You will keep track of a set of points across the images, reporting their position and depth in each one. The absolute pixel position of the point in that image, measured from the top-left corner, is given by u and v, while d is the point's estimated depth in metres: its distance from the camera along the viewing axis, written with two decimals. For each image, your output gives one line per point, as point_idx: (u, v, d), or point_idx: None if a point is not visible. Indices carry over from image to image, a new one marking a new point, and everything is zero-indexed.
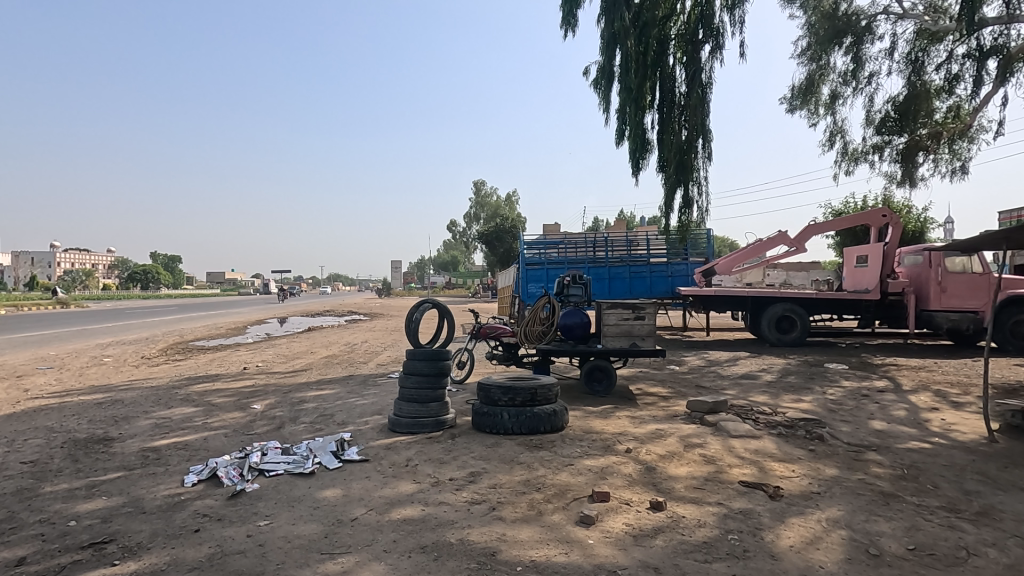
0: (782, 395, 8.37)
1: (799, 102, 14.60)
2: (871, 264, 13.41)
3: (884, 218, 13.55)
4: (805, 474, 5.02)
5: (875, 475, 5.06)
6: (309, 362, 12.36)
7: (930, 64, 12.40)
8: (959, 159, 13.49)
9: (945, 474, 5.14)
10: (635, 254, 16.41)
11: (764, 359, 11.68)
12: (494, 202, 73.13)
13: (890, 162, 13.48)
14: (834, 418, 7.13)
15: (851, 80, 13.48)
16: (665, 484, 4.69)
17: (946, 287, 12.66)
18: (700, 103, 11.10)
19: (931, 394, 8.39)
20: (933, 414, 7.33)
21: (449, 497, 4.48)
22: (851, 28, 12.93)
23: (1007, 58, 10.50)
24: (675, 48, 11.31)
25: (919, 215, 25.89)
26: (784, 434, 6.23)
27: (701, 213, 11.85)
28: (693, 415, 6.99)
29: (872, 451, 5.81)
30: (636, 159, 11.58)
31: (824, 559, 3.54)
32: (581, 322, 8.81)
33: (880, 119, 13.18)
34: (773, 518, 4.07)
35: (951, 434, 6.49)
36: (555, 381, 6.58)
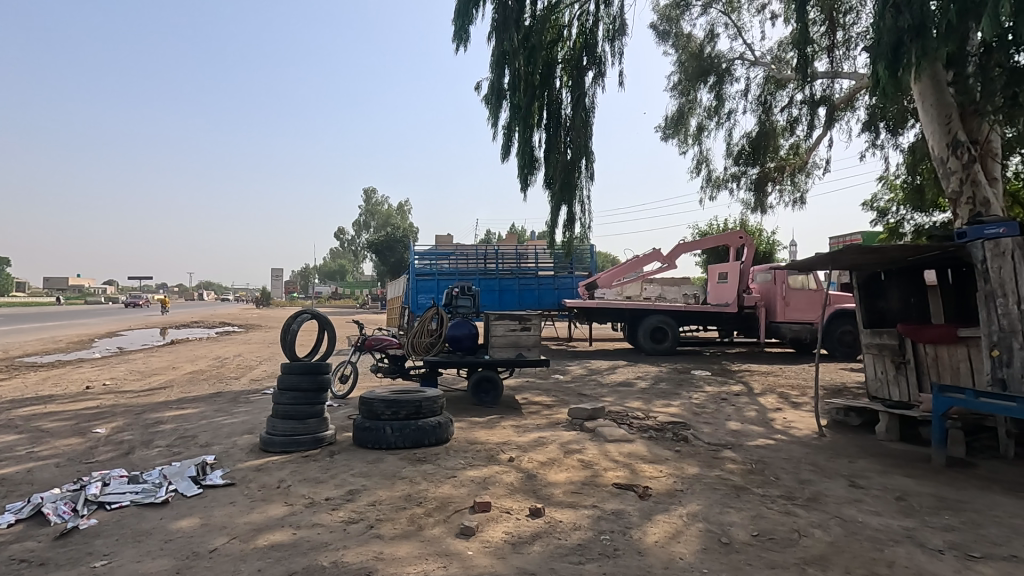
0: (653, 401, 9.03)
1: (671, 132, 15.93)
2: (730, 280, 14.90)
3: (740, 239, 15.13)
4: (670, 473, 5.44)
5: (728, 471, 5.61)
6: (169, 378, 11.17)
7: (776, 106, 14.13)
8: (799, 191, 15.47)
9: (784, 467, 5.82)
10: (524, 266, 16.88)
11: (639, 367, 12.50)
12: (385, 211, 71.43)
13: (746, 190, 15.20)
14: (697, 420, 7.83)
15: (714, 115, 15.02)
16: (544, 490, 4.84)
17: (789, 302, 14.42)
18: (584, 125, 11.72)
19: (776, 396, 9.52)
20: (777, 414, 8.31)
21: (324, 518, 4.25)
22: (713, 68, 14.43)
23: (831, 106, 12.31)
24: (562, 72, 11.92)
25: (769, 237, 29.46)
26: (654, 437, 6.71)
27: (584, 229, 12.46)
28: (574, 422, 7.30)
29: (727, 449, 6.45)
30: (525, 175, 11.92)
31: (684, 551, 3.83)
32: (469, 333, 8.80)
33: (738, 151, 14.75)
34: (641, 517, 4.35)
35: (790, 431, 7.41)
36: (440, 393, 6.50)
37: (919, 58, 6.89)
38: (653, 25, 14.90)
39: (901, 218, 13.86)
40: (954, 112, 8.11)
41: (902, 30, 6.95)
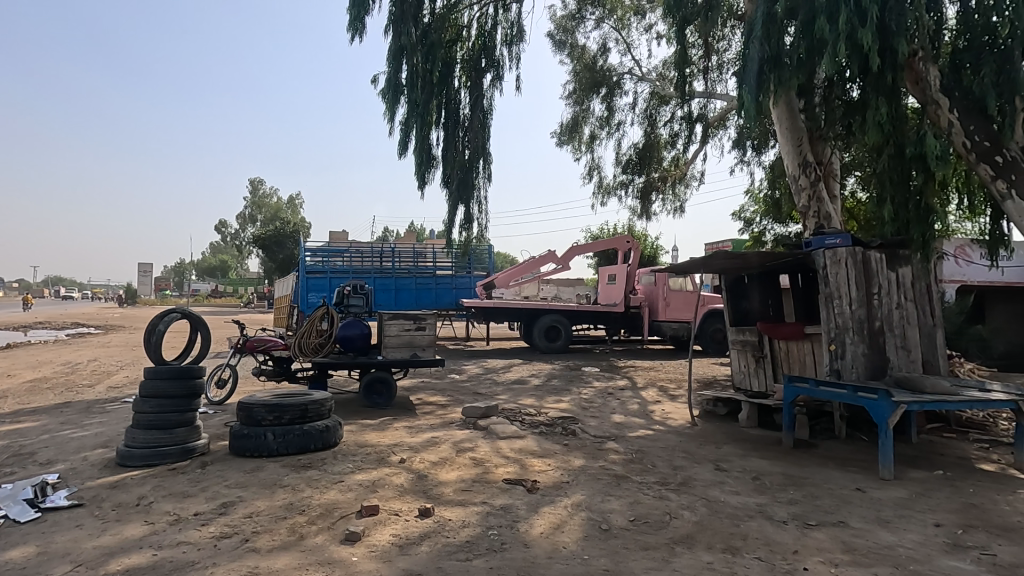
0: (545, 397, 9.34)
1: (566, 138, 16.52)
2: (618, 282, 15.81)
3: (628, 243, 16.08)
4: (557, 466, 5.66)
5: (611, 461, 5.95)
6: (2, 388, 9.64)
7: (660, 120, 15.19)
8: (679, 201, 16.75)
9: (660, 456, 6.27)
10: (422, 265, 16.67)
11: (533, 365, 12.87)
12: (274, 204, 67.06)
13: (633, 198, 16.20)
14: (585, 414, 8.22)
15: (605, 125, 15.83)
16: (435, 490, 4.82)
17: (669, 302, 15.58)
18: (481, 127, 11.83)
19: (656, 390, 10.25)
20: (656, 406, 8.96)
21: (191, 535, 3.91)
22: (605, 81, 15.23)
23: (707, 123, 13.49)
24: (460, 71, 11.93)
25: (653, 242, 31.71)
26: (544, 432, 6.95)
27: (481, 229, 12.57)
28: (467, 421, 7.35)
29: (611, 440, 6.84)
30: (422, 173, 11.78)
31: (567, 539, 4.01)
32: (361, 333, 8.52)
33: (626, 161, 15.68)
34: (528, 510, 4.48)
35: (667, 421, 8.02)
36: (328, 396, 6.23)
37: (776, 87, 7.77)
38: (549, 34, 15.42)
39: (764, 228, 15.50)
40: (804, 136, 9.25)
41: (763, 61, 7.81)
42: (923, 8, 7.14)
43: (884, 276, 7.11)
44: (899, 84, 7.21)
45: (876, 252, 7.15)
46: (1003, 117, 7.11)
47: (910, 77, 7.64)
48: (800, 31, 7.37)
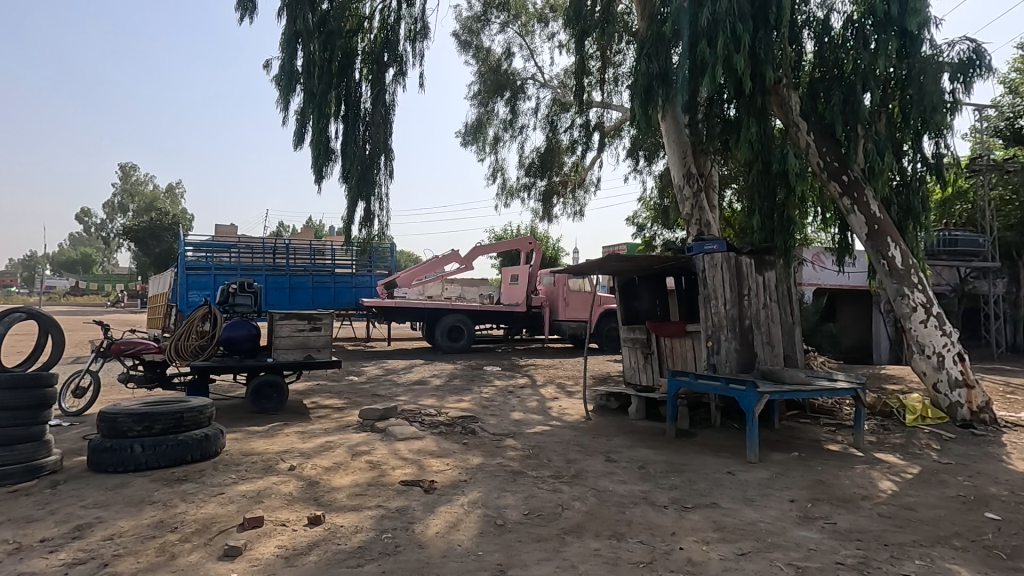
0: (446, 397, 9.32)
1: (470, 139, 16.56)
2: (520, 282, 16.13)
3: (530, 245, 16.44)
4: (455, 465, 5.67)
5: (509, 458, 6.07)
6: None
7: (561, 126, 15.69)
8: (579, 204, 17.42)
9: (555, 450, 6.50)
10: (319, 263, 15.90)
11: (435, 365, 12.78)
12: (150, 193, 60.77)
13: (535, 200, 16.64)
14: (485, 413, 8.30)
15: (509, 128, 16.09)
16: (326, 496, 4.64)
17: (568, 302, 16.15)
18: (383, 122, 11.52)
19: (554, 387, 10.60)
20: (554, 403, 9.26)
21: (36, 564, 3.45)
22: (509, 84, 15.48)
23: (603, 132, 14.15)
24: (362, 64, 11.61)
25: (554, 244, 32.74)
26: (443, 432, 6.93)
27: (382, 227, 12.28)
28: (364, 424, 7.14)
29: (509, 438, 6.97)
30: (319, 166, 11.27)
31: (462, 537, 4.03)
32: (249, 335, 7.96)
33: (529, 164, 16.05)
34: (424, 511, 4.45)
35: (563, 417, 8.32)
36: (209, 402, 5.77)
37: (663, 101, 8.35)
38: (454, 33, 15.39)
39: (654, 233, 16.61)
40: (688, 149, 10.01)
41: (651, 76, 8.35)
42: (786, 41, 8.02)
43: (753, 279, 7.88)
44: (766, 107, 8.02)
45: (747, 257, 7.88)
46: (848, 142, 8.17)
47: (776, 101, 8.51)
48: (684, 52, 7.97)
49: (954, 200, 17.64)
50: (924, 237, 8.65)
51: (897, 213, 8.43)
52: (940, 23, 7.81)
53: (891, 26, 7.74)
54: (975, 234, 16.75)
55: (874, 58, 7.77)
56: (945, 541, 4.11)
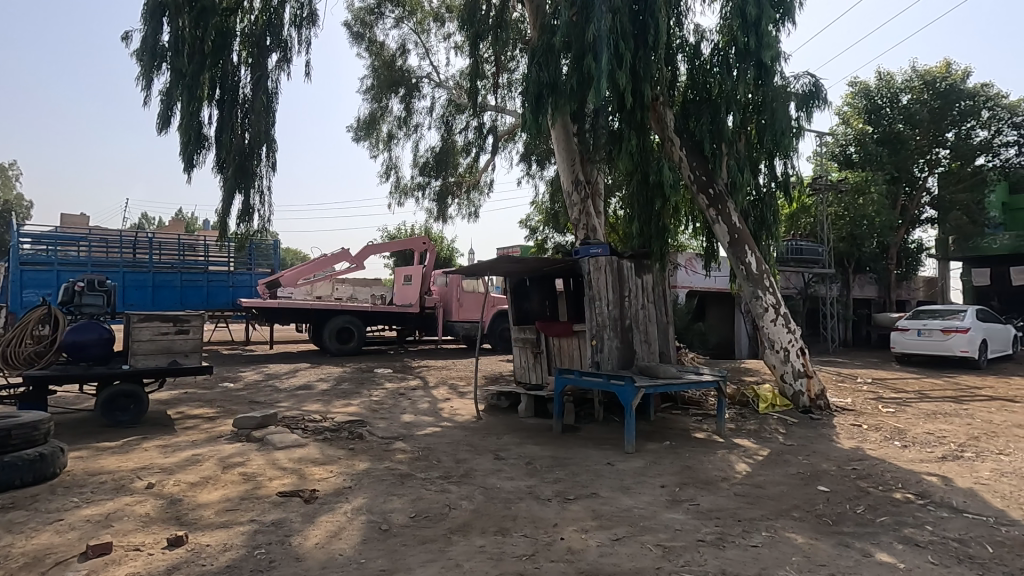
0: (333, 402, 8.93)
1: (362, 134, 16.01)
2: (414, 282, 15.90)
3: (424, 245, 16.22)
4: (340, 472, 5.45)
5: (397, 461, 5.96)
6: None
7: (456, 127, 15.67)
8: (474, 206, 17.54)
9: (445, 451, 6.49)
10: (189, 260, 14.55)
11: (322, 369, 12.20)
12: None
13: (430, 200, 16.51)
14: (373, 416, 8.07)
15: (403, 125, 15.79)
16: (191, 514, 4.25)
17: (462, 303, 16.18)
18: (265, 110, 10.72)
19: (446, 388, 10.57)
20: (445, 404, 9.24)
21: None
22: (403, 81, 15.21)
23: (497, 135, 14.37)
24: (240, 46, 10.77)
25: (449, 246, 32.66)
26: (328, 438, 6.64)
27: (263, 222, 11.48)
28: (239, 433, 6.64)
29: (398, 441, 6.84)
30: (189, 153, 10.29)
31: (343, 546, 3.89)
32: (100, 339, 7.00)
33: (423, 163, 15.87)
34: (303, 521, 4.24)
35: (454, 417, 8.33)
36: (45, 417, 5.03)
37: (552, 110, 8.71)
38: (346, 24, 14.81)
39: (546, 236, 17.20)
40: (576, 158, 10.48)
41: (542, 85, 8.68)
42: (663, 63, 8.69)
43: (633, 282, 8.43)
44: (645, 122, 8.64)
45: (629, 261, 8.40)
46: (714, 158, 9.01)
47: (654, 117, 9.24)
48: (572, 64, 8.36)
49: (800, 215, 20.21)
50: (776, 246, 9.77)
51: (753, 224, 9.45)
52: (789, 58, 8.87)
53: (750, 57, 8.51)
54: (815, 244, 19.28)
55: (736, 85, 8.65)
56: (786, 513, 4.69)
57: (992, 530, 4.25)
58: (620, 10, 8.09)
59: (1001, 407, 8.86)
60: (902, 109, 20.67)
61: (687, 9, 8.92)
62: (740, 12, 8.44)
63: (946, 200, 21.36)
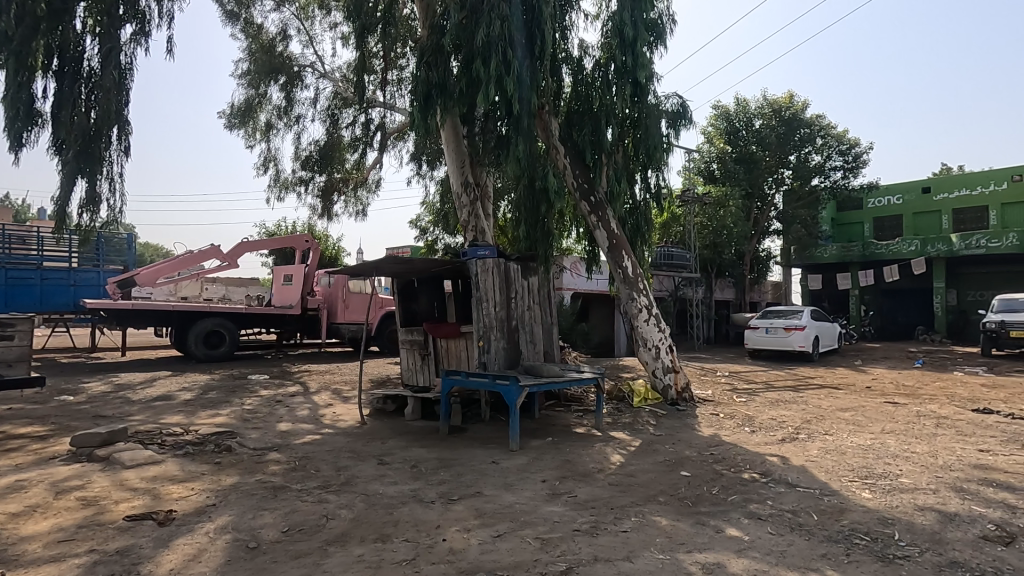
0: (197, 412, 8.14)
1: (236, 122, 14.78)
2: (294, 282, 14.99)
3: (306, 243, 15.32)
4: (202, 489, 4.99)
5: (270, 473, 5.58)
6: None
7: (343, 122, 15.03)
8: (361, 204, 16.95)
9: (324, 459, 6.19)
10: (17, 254, 12.57)
11: (186, 377, 11.09)
12: None
13: (313, 196, 15.69)
14: (245, 427, 7.49)
15: (284, 116, 14.84)
16: (10, 551, 3.64)
17: (347, 304, 15.52)
18: (116, 87, 9.45)
19: (329, 393, 10.09)
20: (327, 410, 8.82)
21: None
22: (284, 68, 14.30)
23: (385, 132, 14.01)
24: (86, 13, 9.48)
25: (334, 245, 31.23)
26: (190, 453, 6.05)
27: (112, 213, 10.13)
28: (79, 453, 5.82)
29: (272, 451, 6.41)
30: (16, 129, 8.85)
31: (203, 570, 3.56)
32: None
33: (306, 156, 15.03)
34: (155, 547, 3.82)
35: (336, 424, 7.98)
36: None
37: (441, 111, 8.69)
38: (218, 0, 13.59)
39: (436, 237, 17.09)
40: (466, 160, 10.51)
41: (431, 85, 8.64)
42: (549, 73, 9.02)
43: (519, 283, 8.64)
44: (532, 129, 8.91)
45: (515, 264, 8.60)
46: (595, 168, 9.54)
47: (541, 125, 9.57)
48: (462, 67, 8.41)
49: (672, 223, 22.00)
50: (649, 252, 10.55)
51: (629, 231, 10.13)
52: (661, 79, 9.62)
53: (627, 75, 9.11)
54: (684, 251, 21.10)
55: (614, 100, 9.22)
56: (653, 498, 5.08)
57: (817, 500, 4.93)
58: (509, 18, 8.25)
59: (828, 394, 10.31)
60: (755, 132, 23.30)
61: (572, 23, 9.34)
62: (618, 32, 8.99)
63: (789, 215, 24.41)
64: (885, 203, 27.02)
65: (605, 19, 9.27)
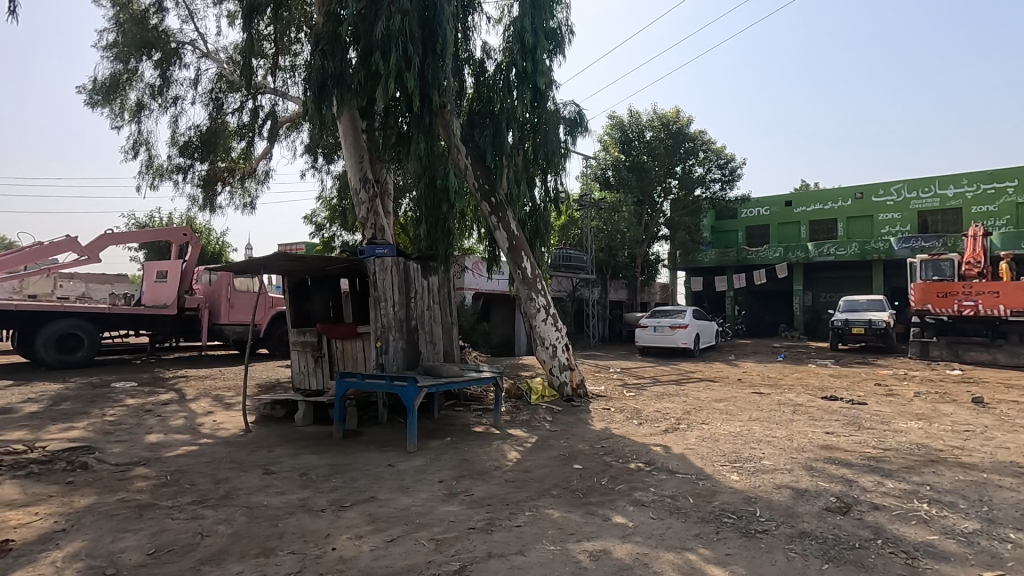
0: (46, 427, 7.15)
1: (99, 99, 13.15)
2: (170, 279, 13.64)
3: (185, 236, 13.97)
4: (49, 513, 4.39)
5: (135, 490, 5.04)
6: None
7: (228, 107, 13.91)
8: (249, 196, 15.82)
9: (202, 472, 5.70)
10: None
11: (32, 386, 9.68)
12: None
13: (193, 185, 14.38)
14: (106, 440, 6.69)
15: (158, 95, 13.45)
16: None
17: (232, 303, 14.38)
18: None
19: (209, 400, 9.30)
20: (206, 418, 8.13)
21: None
22: (159, 43, 12.96)
23: (275, 121, 13.17)
24: None
25: (217, 239, 28.82)
26: (35, 473, 5.29)
27: None
28: None
29: (139, 466, 5.79)
30: None
31: None
32: None
33: (184, 142, 13.74)
34: None
35: (216, 433, 7.37)
36: None
37: (338, 102, 8.36)
38: None
39: (333, 234, 16.38)
40: (365, 155, 10.16)
41: (327, 75, 8.28)
42: (450, 72, 8.99)
43: (419, 283, 8.52)
44: (433, 128, 8.82)
45: (415, 263, 8.47)
46: (496, 170, 9.65)
47: (442, 123, 9.52)
48: (360, 59, 8.14)
49: (570, 226, 22.85)
50: (547, 254, 10.86)
51: (529, 233, 10.36)
52: (559, 87, 9.96)
53: (528, 81, 9.33)
54: (581, 253, 22.00)
55: (515, 104, 9.41)
56: (547, 491, 5.25)
57: (693, 484, 5.37)
58: (410, 13, 8.10)
59: (706, 387, 11.26)
60: (646, 143, 24.87)
61: (474, 25, 9.40)
62: (519, 37, 9.19)
63: (675, 222, 26.29)
64: (755, 214, 30.00)
65: (506, 24, 9.43)
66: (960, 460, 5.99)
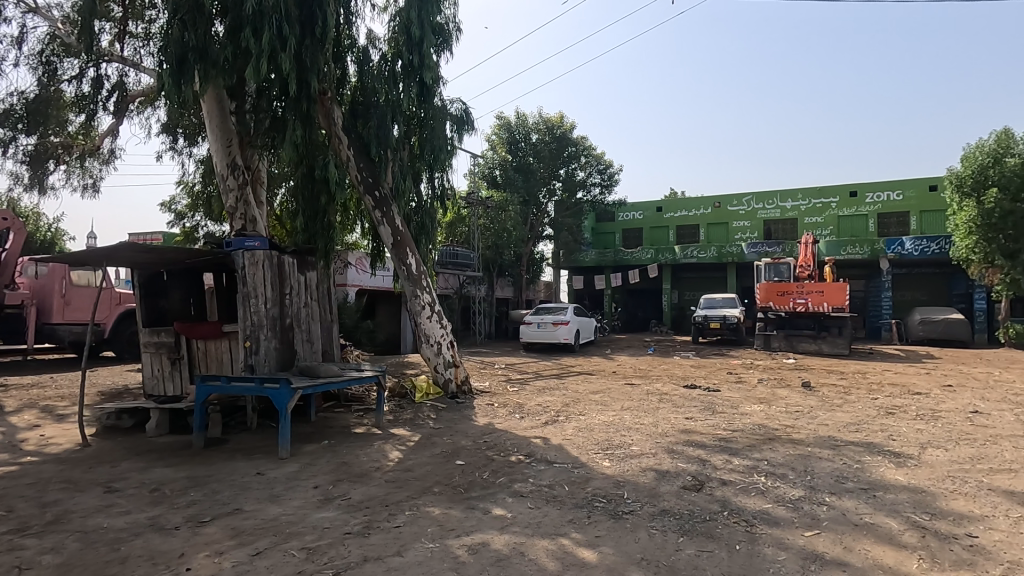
0: None
1: None
2: None
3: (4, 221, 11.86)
4: None
5: None
6: None
7: (63, 73, 12.04)
8: (90, 177, 13.85)
9: (24, 495, 4.91)
10: None
11: None
12: None
13: (16, 161, 12.28)
14: None
15: None
16: None
17: (69, 300, 12.51)
18: None
19: (36, 411, 8.02)
20: (32, 433, 7.01)
21: None
22: None
23: (123, 94, 11.62)
24: None
25: (49, 226, 24.89)
26: None
27: None
28: None
29: None
30: None
31: None
32: None
33: (4, 110, 11.69)
34: None
35: (45, 449, 6.39)
36: None
37: (201, 79, 7.59)
38: None
39: (197, 224, 14.89)
40: (234, 139, 9.33)
41: (188, 48, 7.49)
42: (331, 58, 8.55)
43: (295, 279, 8.02)
44: (312, 114, 8.34)
45: (290, 257, 7.96)
46: (380, 163, 9.38)
47: (322, 111, 9.05)
48: (227, 34, 7.47)
49: (458, 224, 22.92)
50: (434, 251, 10.76)
51: (415, 229, 10.20)
52: (446, 83, 9.91)
53: (414, 75, 9.16)
54: (467, 251, 22.14)
55: (401, 98, 9.18)
56: (428, 489, 5.22)
57: (569, 473, 5.65)
58: None
59: (584, 380, 11.87)
60: (532, 145, 25.67)
61: (358, 11, 9.03)
62: (405, 29, 9.01)
63: (558, 222, 27.36)
64: (631, 218, 32.22)
65: (391, 14, 9.18)
66: (791, 437, 6.90)
